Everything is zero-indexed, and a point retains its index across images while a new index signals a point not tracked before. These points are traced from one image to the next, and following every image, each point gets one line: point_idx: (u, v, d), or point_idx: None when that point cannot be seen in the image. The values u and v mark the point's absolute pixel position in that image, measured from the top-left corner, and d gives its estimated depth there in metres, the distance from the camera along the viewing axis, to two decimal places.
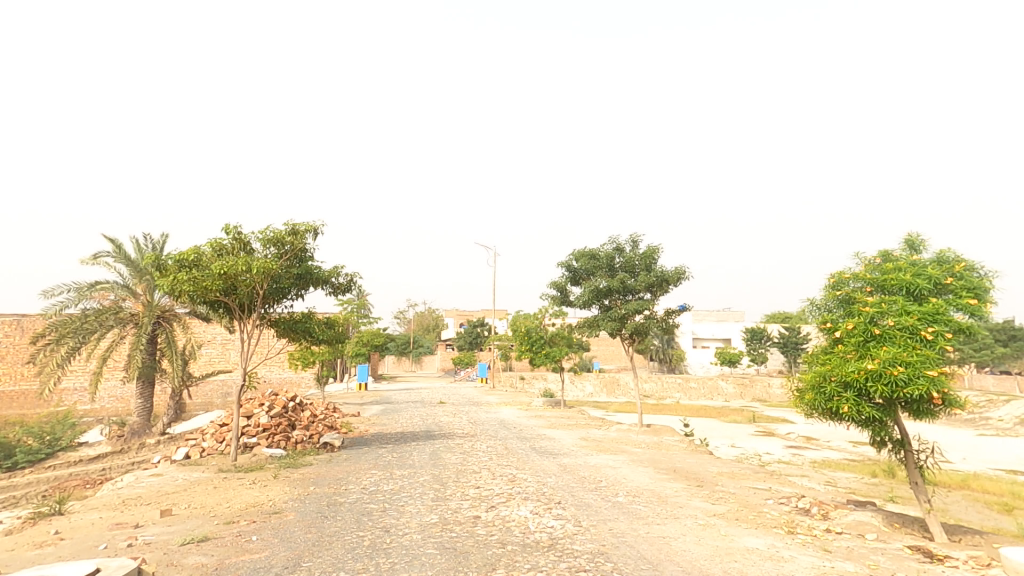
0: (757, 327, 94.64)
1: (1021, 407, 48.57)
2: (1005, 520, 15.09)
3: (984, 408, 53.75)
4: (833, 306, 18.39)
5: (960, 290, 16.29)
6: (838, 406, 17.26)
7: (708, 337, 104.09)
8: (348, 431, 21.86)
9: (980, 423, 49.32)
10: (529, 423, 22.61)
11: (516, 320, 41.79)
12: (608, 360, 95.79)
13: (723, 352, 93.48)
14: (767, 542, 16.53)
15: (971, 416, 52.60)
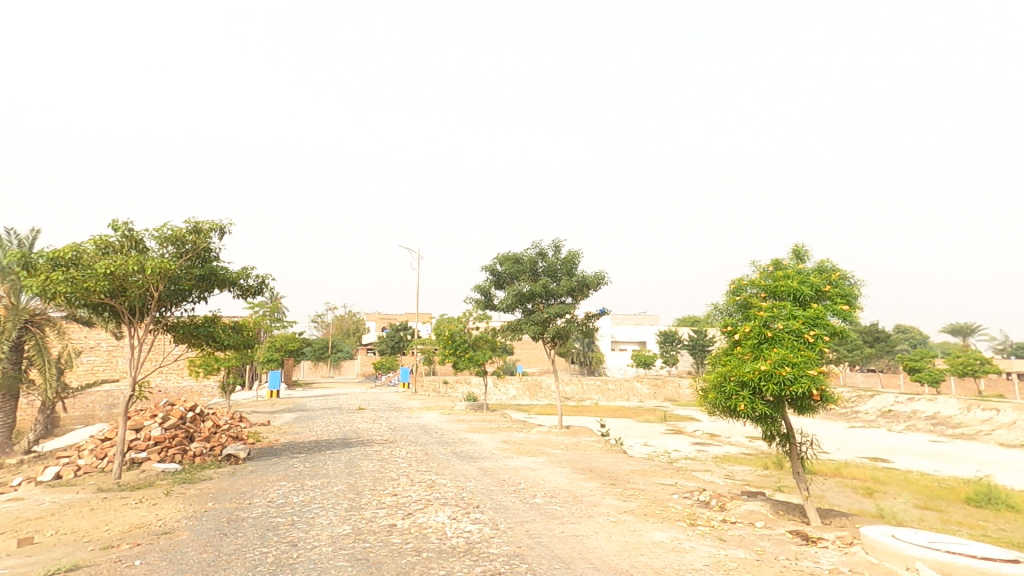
0: (670, 331, 100.99)
1: (883, 402, 56.87)
2: (867, 503, 17.10)
3: (855, 402, 61.61)
4: (733, 311, 19.65)
5: (836, 297, 18.03)
6: (736, 403, 18.59)
7: (624, 340, 109.23)
8: (256, 441, 20.84)
9: (851, 415, 57.23)
10: (451, 427, 22.46)
11: (440, 323, 40.78)
12: (531, 363, 98.10)
13: (638, 356, 96.44)
14: (671, 535, 17.47)
15: (844, 409, 60.19)
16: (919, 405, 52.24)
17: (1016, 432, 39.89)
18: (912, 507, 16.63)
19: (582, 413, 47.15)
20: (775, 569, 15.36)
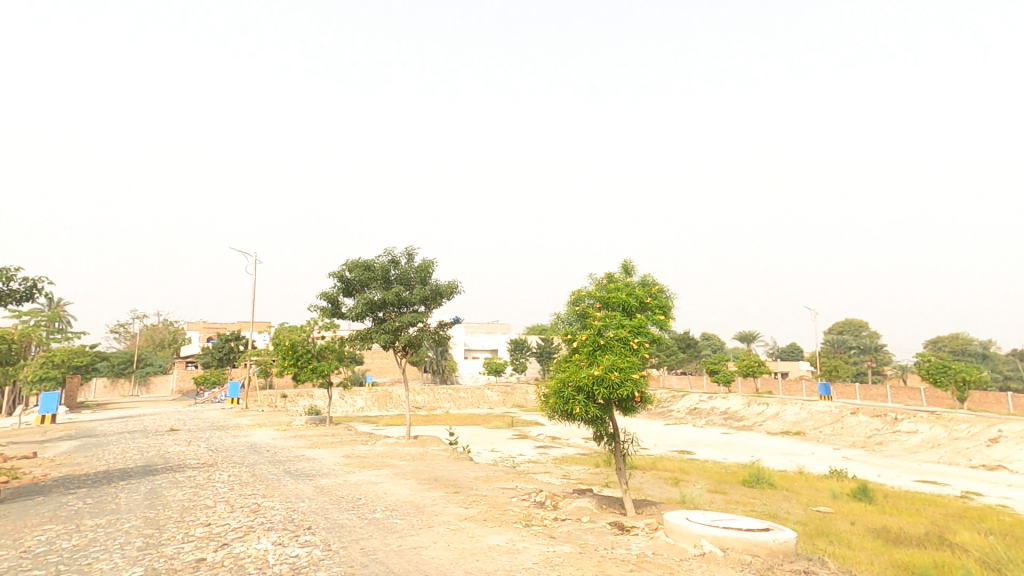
0: (520, 338, 107.62)
1: (688, 400, 66.81)
2: (674, 491, 19.55)
3: (669, 401, 70.56)
4: (573, 320, 20.96)
5: (655, 308, 20.18)
6: (572, 407, 19.91)
7: (477, 348, 114.15)
8: (12, 479, 17.34)
9: (665, 413, 65.95)
10: (288, 445, 21.02)
11: (280, 333, 38.41)
12: (382, 373, 96.99)
13: (490, 361, 102.12)
14: (507, 537, 17.99)
15: (661, 408, 68.48)
16: (715, 402, 61.90)
17: (776, 422, 50.48)
18: (706, 491, 19.47)
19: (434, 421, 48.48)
20: (594, 560, 16.65)
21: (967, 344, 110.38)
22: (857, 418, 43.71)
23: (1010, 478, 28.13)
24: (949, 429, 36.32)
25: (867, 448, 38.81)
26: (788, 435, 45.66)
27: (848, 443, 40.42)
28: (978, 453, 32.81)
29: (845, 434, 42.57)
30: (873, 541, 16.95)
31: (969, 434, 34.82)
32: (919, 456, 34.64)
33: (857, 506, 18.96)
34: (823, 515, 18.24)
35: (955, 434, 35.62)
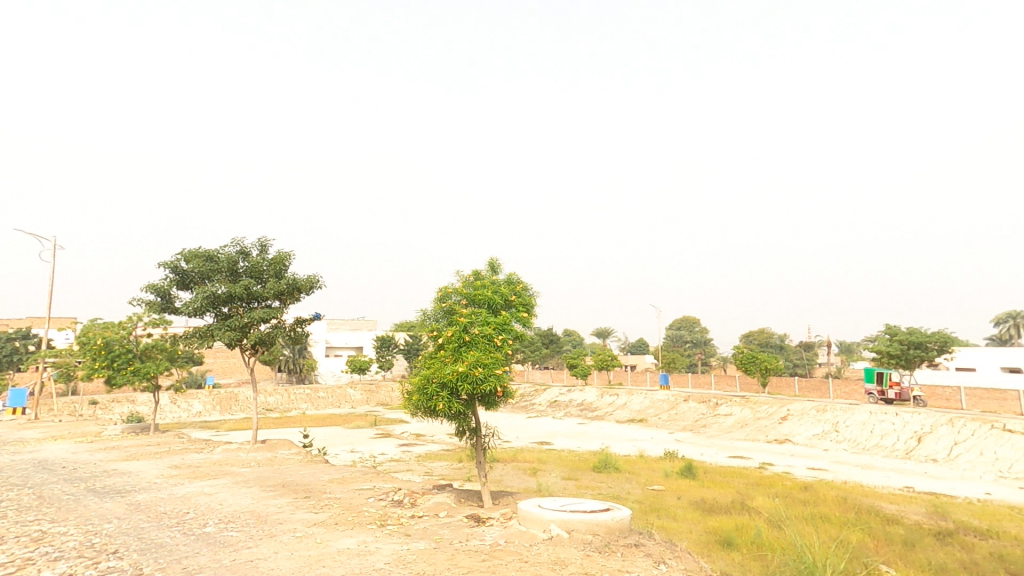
0: (389, 336, 102.68)
1: (550, 393, 69.85)
2: (531, 480, 20.57)
3: (532, 395, 73.15)
4: (440, 317, 20.97)
5: (519, 306, 21.03)
6: (436, 404, 19.94)
7: (340, 346, 110.11)
8: None
9: (528, 407, 68.03)
10: (94, 463, 19.77)
11: (89, 330, 35.52)
12: (224, 375, 91.05)
13: (354, 360, 97.01)
14: (359, 540, 16.08)
15: (524, 403, 70.00)
16: (573, 395, 66.15)
17: (624, 411, 55.39)
18: (560, 479, 20.60)
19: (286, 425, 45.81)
20: (448, 553, 16.23)
21: (768, 338, 131.30)
22: (688, 404, 49.35)
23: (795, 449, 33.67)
24: (754, 410, 42.99)
25: (694, 430, 43.66)
26: (634, 423, 50.22)
27: (680, 427, 45.39)
28: (773, 430, 39.21)
29: (678, 419, 47.83)
30: (694, 512, 19.43)
31: (767, 414, 41.42)
32: (731, 435, 39.85)
33: (684, 483, 21.64)
34: (657, 494, 20.65)
35: (757, 415, 42.19)
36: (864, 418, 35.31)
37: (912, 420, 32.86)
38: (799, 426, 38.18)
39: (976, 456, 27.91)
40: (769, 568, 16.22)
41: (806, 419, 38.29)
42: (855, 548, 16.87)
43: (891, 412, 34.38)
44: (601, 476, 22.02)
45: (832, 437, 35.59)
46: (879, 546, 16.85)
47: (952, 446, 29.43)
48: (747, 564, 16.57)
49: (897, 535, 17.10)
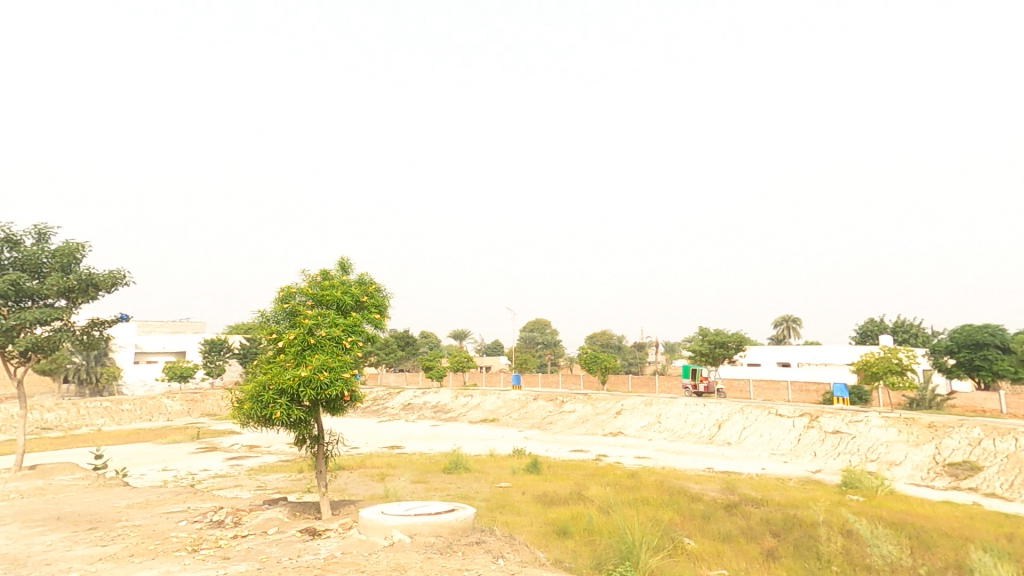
0: (217, 339, 98.66)
1: (403, 396, 69.24)
2: (379, 486, 20.03)
3: (384, 398, 71.85)
4: (281, 318, 19.48)
5: (370, 307, 20.41)
6: (273, 411, 18.37)
7: (154, 351, 99.43)
8: None
9: (380, 411, 66.42)
10: None
11: None
12: None
13: (173, 367, 89.58)
14: (161, 570, 13.71)
15: (376, 407, 68.35)
16: (428, 397, 66.10)
17: (477, 411, 56.95)
18: (410, 483, 20.40)
19: (69, 445, 38.87)
20: (273, 572, 14.43)
21: (610, 338, 143.59)
22: (537, 403, 52.45)
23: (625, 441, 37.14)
24: (593, 406, 46.92)
25: (542, 427, 46.63)
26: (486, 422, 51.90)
27: (529, 424, 48.03)
28: (609, 424, 43.19)
29: (527, 417, 50.56)
30: (535, 505, 20.46)
31: (605, 409, 45.49)
32: (574, 431, 42.87)
33: (529, 478, 22.68)
34: (504, 491, 21.20)
35: (597, 411, 46.06)
36: (680, 409, 40.33)
37: (715, 409, 38.21)
38: (631, 419, 42.43)
39: (757, 438, 33.53)
40: (596, 551, 17.60)
41: (636, 413, 42.77)
42: (666, 526, 19.09)
43: (700, 403, 39.65)
44: (453, 477, 22.25)
45: (655, 428, 39.88)
46: (684, 522, 19.42)
47: (742, 430, 34.91)
48: (578, 550, 17.74)
49: (699, 510, 20.13)
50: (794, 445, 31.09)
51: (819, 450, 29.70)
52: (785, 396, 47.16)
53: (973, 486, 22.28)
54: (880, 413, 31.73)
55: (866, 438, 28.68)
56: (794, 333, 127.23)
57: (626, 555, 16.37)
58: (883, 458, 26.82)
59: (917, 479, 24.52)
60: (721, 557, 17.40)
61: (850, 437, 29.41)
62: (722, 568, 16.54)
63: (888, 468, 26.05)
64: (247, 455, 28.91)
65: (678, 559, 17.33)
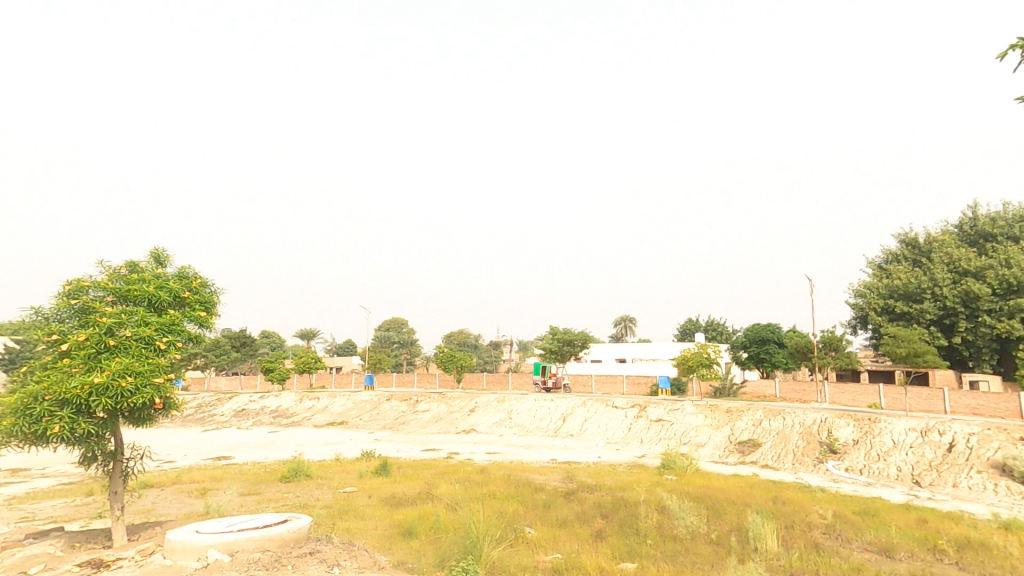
0: None
1: (237, 402, 65.12)
2: (198, 504, 18.00)
3: (212, 405, 66.23)
4: (69, 317, 16.31)
5: (193, 303, 17.82)
6: (48, 427, 15.05)
7: None
8: None
9: (205, 420, 60.75)
10: None
11: None
12: None
13: None
14: None
15: (201, 416, 62.50)
16: (266, 401, 62.84)
17: (324, 415, 55.10)
18: (237, 497, 18.68)
19: None
20: None
21: (467, 338, 148.15)
22: (390, 404, 52.30)
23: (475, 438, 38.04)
24: (448, 405, 48.03)
25: (394, 427, 45.95)
26: (334, 425, 49.43)
27: (380, 425, 47.11)
28: (462, 421, 44.01)
29: (379, 418, 49.94)
30: (382, 508, 19.85)
31: (459, 407, 46.35)
32: (427, 430, 42.68)
33: (378, 481, 22.13)
34: (348, 496, 20.39)
35: (451, 409, 46.89)
36: (530, 404, 43.03)
37: (561, 404, 41.46)
38: (483, 416, 43.74)
39: (594, 428, 36.74)
40: (439, 549, 17.53)
41: (489, 409, 44.48)
42: (510, 518, 19.76)
43: (549, 398, 42.76)
44: (292, 484, 20.70)
45: (506, 424, 41.71)
46: (526, 512, 20.36)
47: (582, 422, 38.01)
48: (422, 549, 17.40)
49: (541, 500, 21.29)
50: (625, 433, 34.46)
51: (645, 437, 33.29)
52: (621, 388, 52.66)
53: (754, 459, 26.62)
54: (694, 401, 36.77)
55: (681, 424, 32.82)
56: (629, 331, 142.31)
57: (469, 549, 16.36)
58: (693, 441, 30.66)
59: (717, 456, 28.59)
60: (556, 541, 18.55)
61: (669, 424, 33.45)
62: (556, 551, 17.54)
63: (696, 449, 29.81)
64: (8, 480, 24.26)
65: (518, 548, 17.95)
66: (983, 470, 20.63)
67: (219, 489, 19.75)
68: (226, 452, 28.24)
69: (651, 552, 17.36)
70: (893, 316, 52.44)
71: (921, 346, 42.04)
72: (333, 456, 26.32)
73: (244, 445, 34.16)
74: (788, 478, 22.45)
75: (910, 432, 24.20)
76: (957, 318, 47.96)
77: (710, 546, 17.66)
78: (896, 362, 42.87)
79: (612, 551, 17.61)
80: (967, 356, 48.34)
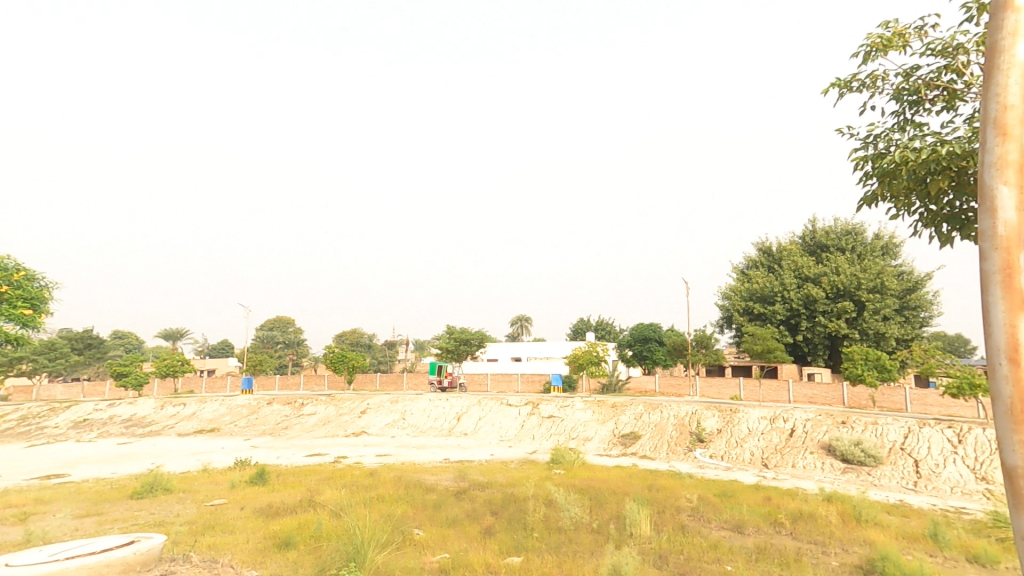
0: None
1: (78, 411, 58.60)
2: (15, 532, 15.64)
3: (40, 417, 58.44)
4: None
5: (14, 300, 15.88)
6: None
7: None
8: None
9: (33, 433, 53.49)
10: None
11: None
12: None
13: None
14: None
15: (26, 429, 55.15)
16: (116, 410, 57.90)
17: (190, 422, 51.32)
18: (71, 520, 16.54)
19: None
20: None
21: (360, 337, 145.80)
22: (270, 408, 50.13)
23: (363, 441, 37.26)
24: (337, 407, 46.89)
25: (274, 433, 43.81)
26: (203, 433, 45.73)
27: (258, 432, 44.75)
28: (352, 424, 42.98)
29: (257, 424, 47.48)
30: (255, 520, 18.38)
31: (349, 410, 45.58)
32: (312, 434, 41.21)
33: (254, 490, 20.73)
34: (216, 508, 18.74)
35: (340, 412, 45.92)
36: (425, 404, 43.06)
37: (455, 403, 41.94)
38: (375, 418, 43.13)
39: (488, 426, 37.65)
40: (319, 558, 16.53)
41: (381, 411, 43.85)
42: (399, 521, 19.26)
43: (444, 398, 43.04)
44: (146, 500, 18.76)
45: (399, 425, 41.42)
46: (416, 513, 20.08)
47: (476, 421, 38.72)
48: (300, 560, 16.29)
49: (432, 500, 21.22)
50: (518, 430, 35.69)
51: (536, 434, 34.60)
52: (515, 386, 54.57)
53: (634, 451, 28.54)
54: (584, 397, 38.79)
55: (570, 419, 34.48)
56: (526, 330, 147.23)
57: (352, 556, 15.55)
58: (581, 436, 32.30)
59: (602, 449, 30.35)
60: (445, 541, 18.46)
61: (560, 420, 35.03)
62: (444, 551, 17.42)
63: (583, 443, 31.41)
64: None
65: (405, 551, 17.52)
66: (814, 450, 23.98)
67: (47, 513, 17.28)
68: (61, 469, 25.04)
69: (537, 544, 17.86)
70: (752, 316, 58.80)
71: (770, 343, 52.59)
72: (200, 467, 24.57)
73: (85, 461, 29.84)
74: (662, 467, 24.27)
75: (762, 420, 27.34)
76: (799, 318, 55.05)
77: (591, 534, 18.55)
78: (753, 358, 53.06)
79: (499, 546, 17.79)
80: (807, 351, 55.54)
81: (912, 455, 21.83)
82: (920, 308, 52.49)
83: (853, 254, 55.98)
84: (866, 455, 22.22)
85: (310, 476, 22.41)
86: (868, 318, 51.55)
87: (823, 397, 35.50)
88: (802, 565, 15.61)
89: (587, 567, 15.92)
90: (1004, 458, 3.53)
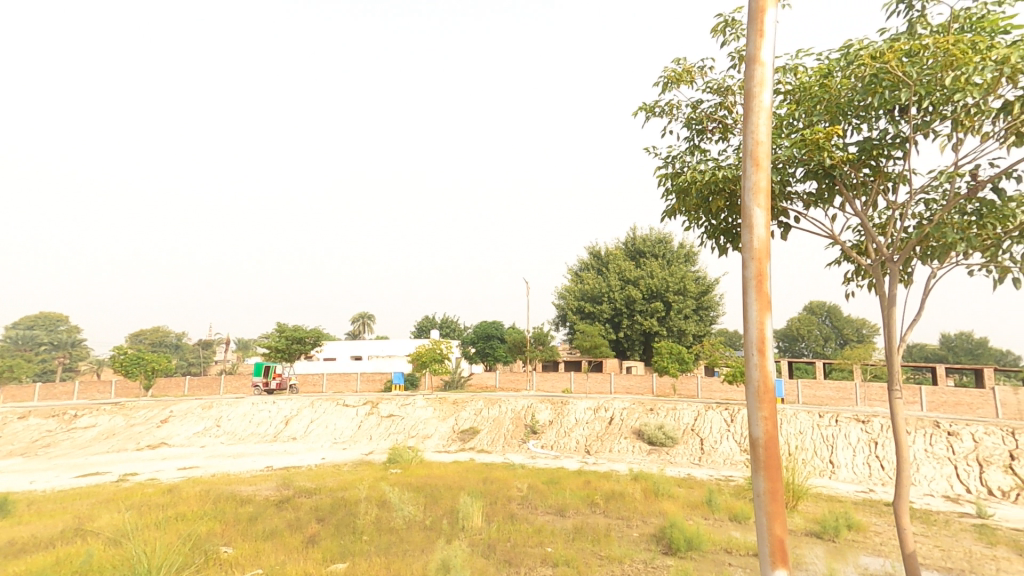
0: None
1: None
2: None
3: None
4: None
5: None
6: None
7: None
8: None
9: None
10: None
11: None
12: None
13: None
14: None
15: None
16: None
17: None
18: None
19: None
20: None
21: (162, 338, 128.27)
22: (23, 423, 42.54)
23: (157, 454, 33.10)
24: (127, 418, 41.15)
25: (26, 454, 36.98)
26: None
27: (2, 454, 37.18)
28: (147, 436, 37.97)
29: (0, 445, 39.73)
30: None
31: (144, 420, 40.33)
32: (88, 452, 35.51)
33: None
34: None
35: (131, 422, 40.42)
36: (246, 409, 39.90)
37: (284, 406, 39.50)
38: (179, 427, 38.82)
39: (318, 428, 36.37)
40: None
41: (188, 420, 39.55)
42: (199, 540, 17.00)
43: (270, 402, 40.17)
44: None
45: (211, 433, 38.00)
46: (225, 530, 18.14)
47: (308, 424, 37.09)
48: None
49: (245, 514, 19.56)
50: (353, 431, 34.84)
51: (374, 434, 34.20)
52: (354, 386, 53.27)
53: (471, 446, 29.68)
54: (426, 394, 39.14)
55: (410, 418, 34.53)
56: (366, 330, 143.11)
57: None
58: (420, 433, 32.66)
59: (440, 446, 31.01)
60: (257, 556, 16.87)
61: (399, 419, 34.87)
62: (256, 566, 15.78)
63: (422, 441, 31.78)
64: None
65: (206, 572, 15.45)
66: (627, 435, 27.08)
67: None
68: None
69: (365, 547, 17.15)
70: (584, 316, 64.39)
71: (597, 340, 58.52)
72: None
73: None
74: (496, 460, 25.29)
75: (587, 410, 29.90)
76: (622, 318, 61.72)
77: (422, 531, 18.43)
78: (583, 353, 58.39)
79: (323, 554, 16.72)
80: (627, 346, 62.44)
81: (699, 434, 25.69)
82: (711, 308, 61.39)
83: (663, 259, 63.77)
84: (665, 437, 25.79)
85: (80, 501, 19.38)
86: (673, 318, 59.75)
87: (636, 387, 40.35)
88: (609, 540, 17.26)
89: (416, 564, 15.74)
90: (750, 430, 4.53)
